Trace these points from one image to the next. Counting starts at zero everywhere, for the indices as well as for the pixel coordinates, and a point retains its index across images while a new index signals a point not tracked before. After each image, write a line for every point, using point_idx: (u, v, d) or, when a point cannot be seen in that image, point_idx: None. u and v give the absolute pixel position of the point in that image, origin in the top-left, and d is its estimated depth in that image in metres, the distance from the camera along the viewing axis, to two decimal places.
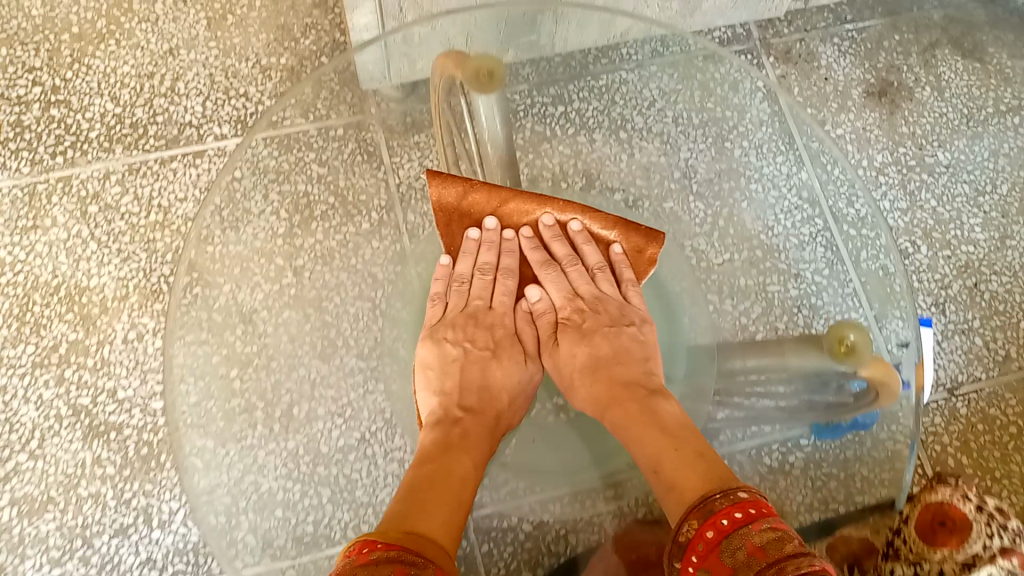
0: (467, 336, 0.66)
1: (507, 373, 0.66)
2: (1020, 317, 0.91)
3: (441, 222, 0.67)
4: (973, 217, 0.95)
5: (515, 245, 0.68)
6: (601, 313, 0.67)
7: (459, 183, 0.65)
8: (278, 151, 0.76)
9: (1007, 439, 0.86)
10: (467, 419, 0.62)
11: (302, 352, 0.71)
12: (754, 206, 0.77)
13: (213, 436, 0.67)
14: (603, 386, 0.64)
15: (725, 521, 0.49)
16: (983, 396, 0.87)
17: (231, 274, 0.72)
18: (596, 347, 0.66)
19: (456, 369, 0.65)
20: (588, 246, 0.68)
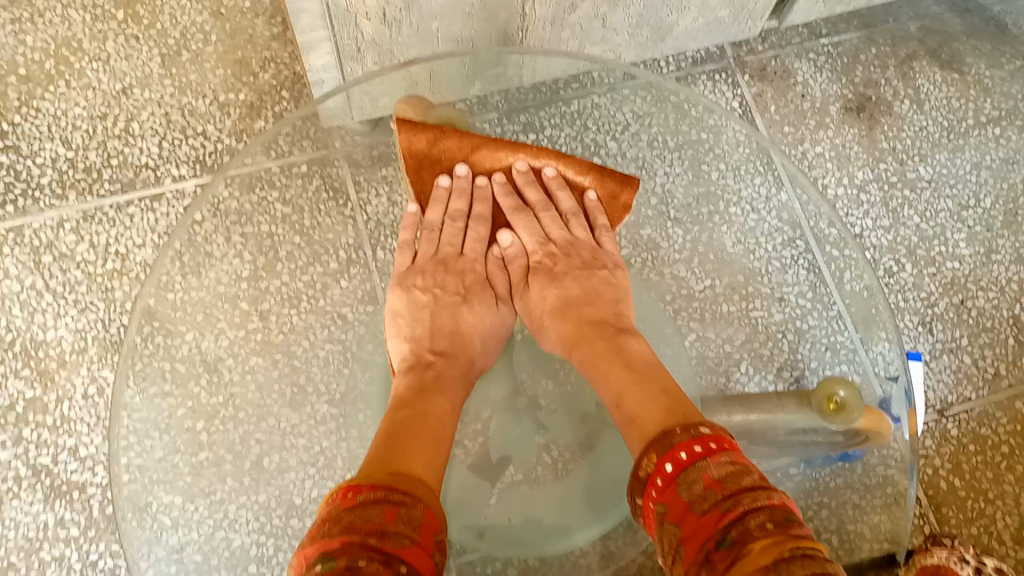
0: (439, 282, 0.63)
1: (479, 320, 0.63)
2: (1007, 334, 0.89)
3: (411, 167, 0.63)
4: (957, 233, 0.93)
5: (487, 191, 0.64)
6: (573, 256, 0.64)
7: (430, 129, 0.62)
8: (238, 190, 0.72)
9: (999, 459, 0.84)
10: (439, 362, 0.59)
11: (271, 401, 0.68)
12: (734, 229, 0.75)
13: (180, 491, 0.64)
14: (574, 328, 0.62)
15: (684, 454, 0.47)
16: (973, 416, 0.86)
17: (195, 321, 0.69)
18: (567, 289, 0.63)
19: (427, 314, 0.62)
20: (561, 192, 0.65)
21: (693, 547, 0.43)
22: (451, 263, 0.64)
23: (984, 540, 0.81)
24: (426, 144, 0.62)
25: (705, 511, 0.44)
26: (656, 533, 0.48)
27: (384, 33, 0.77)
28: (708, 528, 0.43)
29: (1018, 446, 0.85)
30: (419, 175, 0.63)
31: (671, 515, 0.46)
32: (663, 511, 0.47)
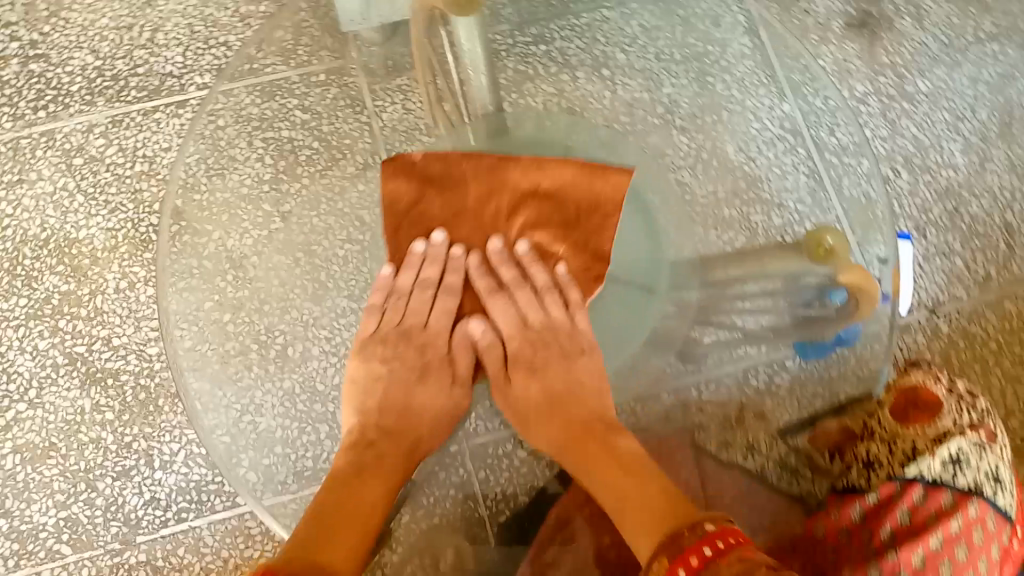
0: (396, 356, 0.67)
1: (436, 397, 0.66)
2: (999, 238, 0.94)
3: (389, 227, 0.67)
4: (952, 142, 0.97)
5: (460, 259, 0.66)
6: (547, 343, 0.67)
7: (415, 185, 0.66)
8: (260, 98, 0.76)
9: (988, 354, 0.90)
10: (381, 441, 0.64)
11: (294, 294, 0.72)
12: (737, 137, 0.77)
13: (210, 377, 0.69)
14: (555, 429, 0.65)
15: (706, 549, 0.51)
16: (964, 314, 0.92)
17: (220, 221, 0.73)
18: (549, 382, 0.66)
19: (382, 388, 0.66)
20: (538, 268, 0.67)
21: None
22: (414, 335, 0.67)
23: None
24: (408, 201, 0.66)
25: None
26: None
27: None
28: None
29: (1005, 344, 0.91)
30: (398, 234, 0.67)
31: None
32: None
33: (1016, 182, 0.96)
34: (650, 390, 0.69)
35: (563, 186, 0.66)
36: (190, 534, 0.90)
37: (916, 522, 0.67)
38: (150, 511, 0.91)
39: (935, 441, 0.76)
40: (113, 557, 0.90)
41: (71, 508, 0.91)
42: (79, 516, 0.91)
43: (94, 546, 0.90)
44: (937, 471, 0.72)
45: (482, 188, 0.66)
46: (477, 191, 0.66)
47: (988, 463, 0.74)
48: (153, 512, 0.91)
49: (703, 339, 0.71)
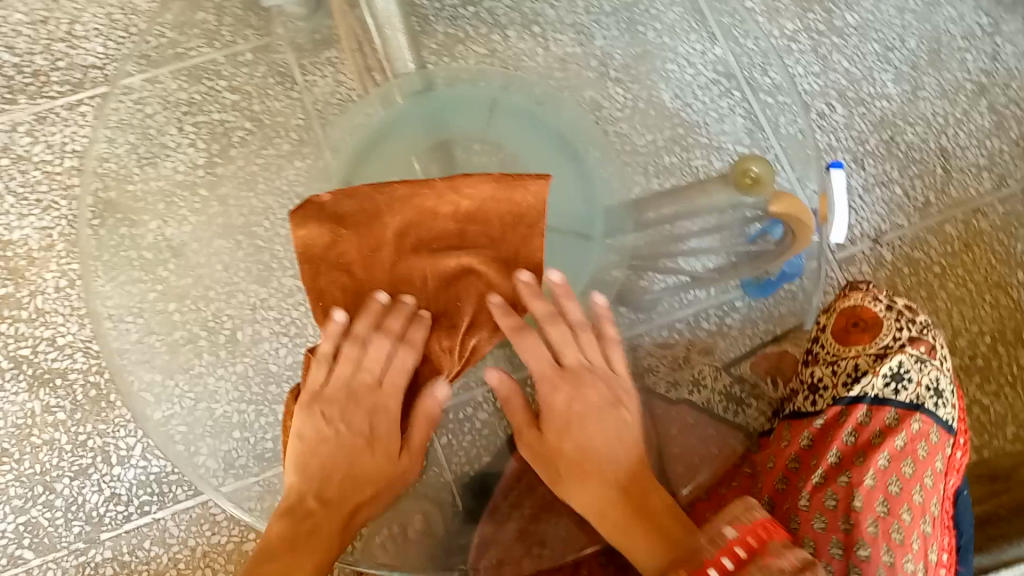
0: (345, 417, 0.62)
1: (382, 465, 0.62)
2: (936, 165, 0.99)
3: (308, 271, 0.60)
4: (884, 73, 1.01)
5: (408, 306, 0.61)
6: (575, 394, 0.63)
7: (330, 227, 0.59)
8: (187, 83, 0.75)
9: (932, 279, 0.97)
10: (320, 511, 0.61)
11: (239, 278, 0.70)
12: (672, 85, 0.76)
13: (160, 369, 0.69)
14: (581, 487, 0.62)
15: (727, 560, 0.56)
16: (907, 242, 0.97)
17: (157, 210, 0.71)
18: (587, 437, 0.62)
19: (326, 451, 0.62)
20: (571, 302, 0.64)
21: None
22: (363, 394, 0.63)
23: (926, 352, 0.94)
24: (324, 243, 0.59)
25: None
26: None
27: None
28: None
29: (947, 267, 0.97)
30: (318, 280, 0.61)
31: None
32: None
33: (949, 108, 1.01)
34: None
35: (483, 206, 0.59)
36: (156, 525, 0.94)
37: (860, 444, 0.72)
38: (111, 506, 0.94)
39: (878, 359, 0.76)
40: (79, 554, 0.93)
41: (30, 511, 0.93)
42: (39, 519, 0.93)
43: (58, 546, 0.93)
44: (879, 388, 0.74)
45: (398, 223, 0.59)
46: (394, 223, 0.59)
47: (930, 374, 0.75)
48: (115, 508, 0.94)
49: (652, 288, 0.70)
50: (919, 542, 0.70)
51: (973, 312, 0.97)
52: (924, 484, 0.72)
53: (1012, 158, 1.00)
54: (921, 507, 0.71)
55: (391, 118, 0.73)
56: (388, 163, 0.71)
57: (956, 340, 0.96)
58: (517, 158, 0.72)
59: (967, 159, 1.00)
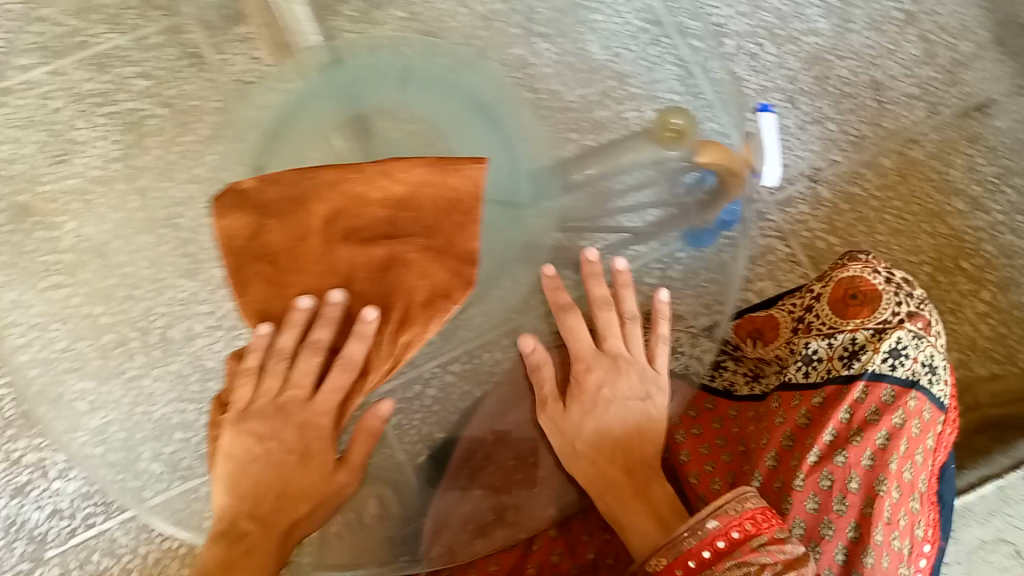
0: (275, 434, 0.57)
1: (317, 484, 0.58)
2: (868, 98, 0.99)
3: (232, 266, 0.57)
4: (813, 9, 1.00)
5: (334, 312, 0.56)
6: (610, 379, 0.63)
7: (251, 217, 0.56)
8: (91, 72, 0.73)
9: (871, 214, 0.98)
10: (255, 532, 0.58)
11: (166, 273, 0.68)
12: (600, 36, 0.74)
13: (93, 375, 0.67)
14: (583, 457, 0.63)
15: (706, 552, 0.60)
16: (844, 177, 0.98)
17: (72, 210, 0.68)
18: (607, 421, 0.63)
19: (257, 470, 0.57)
20: (628, 291, 0.64)
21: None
22: (294, 410, 0.57)
23: None
24: (246, 233, 0.56)
25: None
26: None
27: None
28: None
29: (883, 199, 0.98)
30: (240, 273, 0.57)
31: None
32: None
33: (880, 39, 1.00)
34: None
35: (415, 191, 0.55)
36: (103, 537, 0.94)
37: (855, 422, 0.72)
38: (55, 521, 0.94)
39: (877, 334, 0.73)
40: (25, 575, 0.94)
41: None
42: None
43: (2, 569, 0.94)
44: (876, 364, 0.72)
45: (325, 215, 0.55)
46: (320, 212, 0.55)
47: (925, 352, 0.73)
48: (58, 522, 0.94)
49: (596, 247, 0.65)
50: (906, 519, 0.71)
51: (913, 242, 0.97)
52: (914, 463, 0.72)
53: (943, 84, 1.00)
54: (909, 484, 0.72)
55: (293, 99, 0.67)
56: (297, 147, 0.65)
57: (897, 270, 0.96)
58: (433, 127, 0.66)
59: (900, 90, 1.00)
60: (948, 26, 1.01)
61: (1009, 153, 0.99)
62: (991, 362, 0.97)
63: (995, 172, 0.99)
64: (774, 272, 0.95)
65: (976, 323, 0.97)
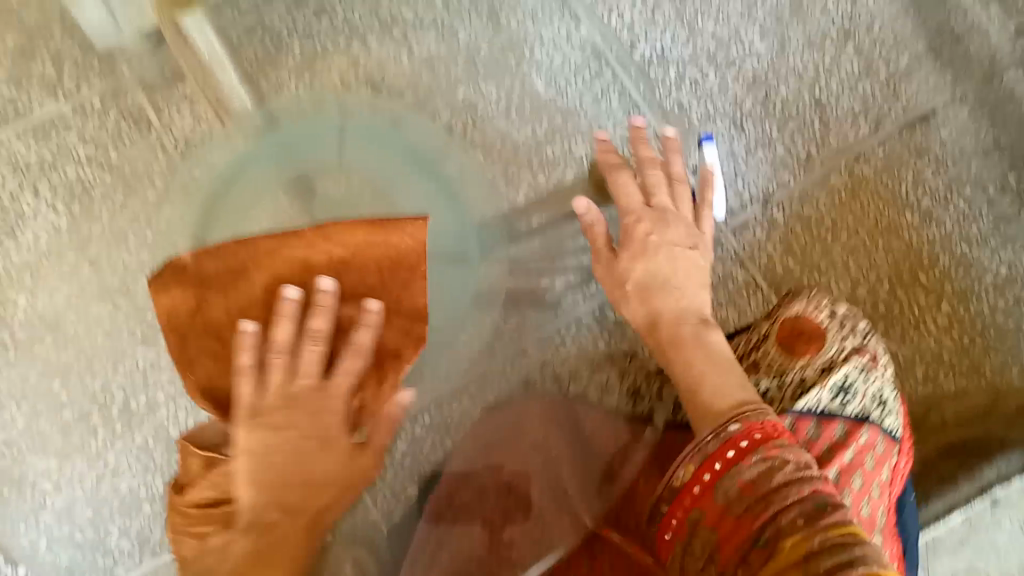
0: (296, 423, 0.48)
1: (340, 471, 0.49)
2: (813, 118, 0.88)
3: (171, 341, 0.48)
4: (750, 32, 0.89)
5: (329, 301, 0.48)
6: (661, 226, 0.60)
7: (189, 286, 0.48)
8: (35, 141, 0.70)
9: (825, 233, 0.86)
10: (284, 521, 0.47)
11: (124, 342, 0.67)
12: (544, 72, 0.73)
13: (54, 453, 0.66)
14: (638, 303, 0.60)
15: (728, 454, 0.49)
16: (795, 199, 0.86)
17: (23, 284, 0.67)
18: (656, 267, 0.60)
19: (281, 463, 0.47)
20: (676, 157, 0.64)
21: (726, 548, 0.46)
22: (310, 402, 0.48)
23: None
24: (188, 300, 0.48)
25: (739, 516, 0.46)
26: (684, 542, 0.50)
27: None
28: (741, 532, 0.45)
29: (838, 216, 0.86)
30: (183, 352, 0.48)
31: (707, 521, 0.48)
32: (698, 511, 0.49)
33: (818, 57, 0.89)
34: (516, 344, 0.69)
35: (357, 251, 0.49)
36: None
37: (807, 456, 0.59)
38: None
39: (824, 371, 0.62)
40: None
41: None
42: None
43: None
44: (826, 402, 0.61)
45: (284, 263, 0.49)
46: (266, 274, 0.49)
47: (873, 386, 0.63)
48: None
49: (554, 286, 0.71)
50: None
51: (868, 259, 0.86)
52: (872, 497, 0.60)
53: (885, 99, 0.89)
54: (870, 521, 0.59)
55: (235, 163, 0.63)
56: (242, 200, 0.61)
57: (857, 291, 0.85)
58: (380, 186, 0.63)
59: (842, 107, 0.88)
60: (884, 39, 0.90)
61: (953, 162, 0.88)
62: (955, 375, 0.84)
63: (943, 183, 0.88)
64: (735, 299, 0.82)
65: (937, 336, 0.85)
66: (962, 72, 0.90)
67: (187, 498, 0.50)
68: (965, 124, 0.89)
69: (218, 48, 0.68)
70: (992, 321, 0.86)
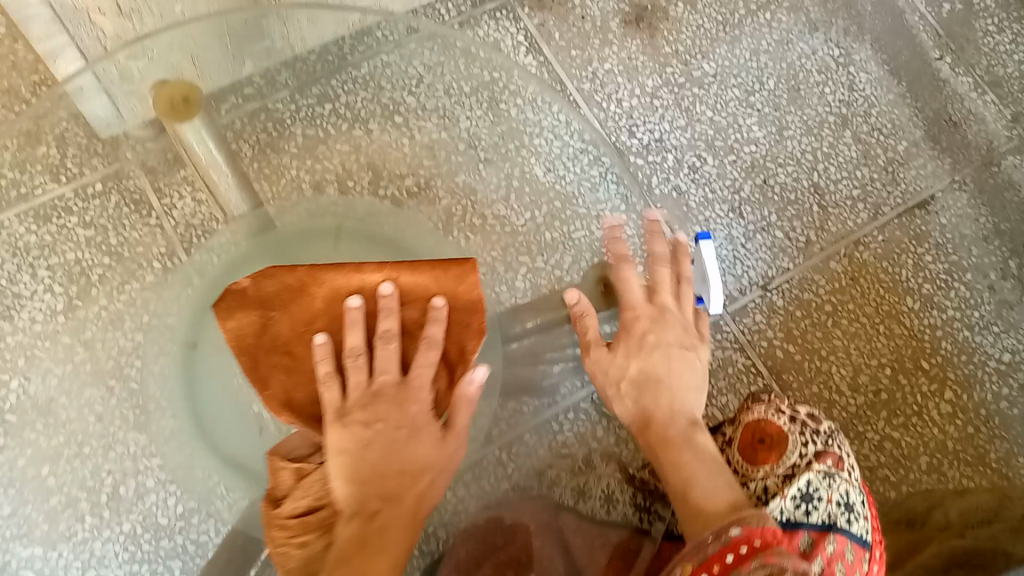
0: (382, 417, 0.53)
1: (430, 454, 0.54)
2: (811, 203, 0.89)
3: (245, 364, 0.53)
4: (748, 117, 0.92)
5: (391, 304, 0.52)
6: (657, 327, 0.62)
7: (254, 311, 0.53)
8: (37, 224, 0.71)
9: (825, 318, 0.86)
10: (387, 509, 0.52)
11: (115, 428, 0.66)
12: (543, 159, 0.72)
13: (39, 542, 0.63)
14: (630, 398, 0.62)
15: (729, 558, 0.52)
16: (795, 284, 0.86)
17: (16, 367, 0.66)
18: (651, 364, 0.62)
19: (374, 454, 0.52)
20: (686, 258, 0.64)
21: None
22: (390, 395, 0.53)
23: (827, 394, 0.83)
24: (256, 325, 0.53)
25: None
26: None
27: (125, 26, 0.68)
28: None
29: (838, 303, 0.87)
30: (256, 371, 0.53)
31: None
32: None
33: (816, 143, 0.92)
34: (512, 432, 0.67)
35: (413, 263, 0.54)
36: None
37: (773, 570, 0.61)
38: None
39: (786, 479, 0.63)
40: None
41: None
42: None
43: None
44: (789, 511, 0.61)
45: (341, 280, 0.53)
46: (323, 293, 0.53)
47: (840, 493, 0.62)
48: None
49: (552, 371, 0.68)
50: None
51: (870, 345, 0.86)
52: None
53: (884, 185, 0.91)
54: None
55: (236, 257, 0.65)
56: None
57: (859, 377, 0.85)
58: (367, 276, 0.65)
59: (841, 193, 0.90)
60: (881, 126, 0.94)
61: (954, 249, 0.90)
62: (960, 464, 0.83)
63: (944, 269, 0.89)
64: (734, 385, 0.82)
65: (941, 424, 0.84)
66: (962, 158, 0.93)
67: (283, 510, 0.53)
68: (965, 210, 0.92)
69: (218, 155, 0.71)
70: (996, 409, 0.86)
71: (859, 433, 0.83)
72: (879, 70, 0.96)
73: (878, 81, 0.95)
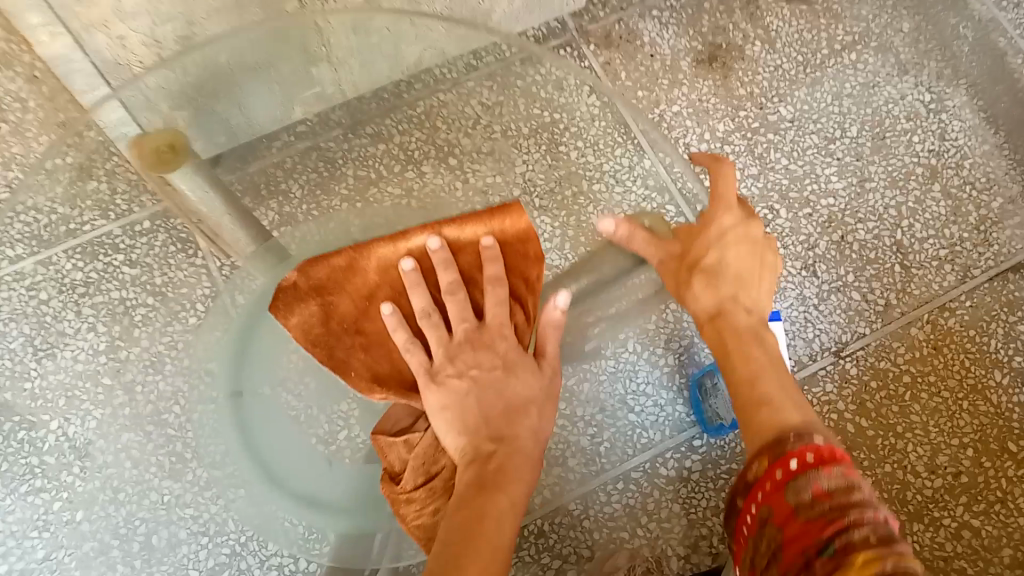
0: (472, 364, 0.52)
1: (533, 387, 0.52)
2: (893, 261, 0.84)
3: (322, 354, 0.53)
4: (827, 167, 0.86)
5: (444, 256, 0.53)
6: (745, 224, 0.55)
7: (313, 298, 0.54)
8: (83, 260, 0.70)
9: (903, 390, 0.80)
10: (500, 449, 0.49)
11: (150, 475, 0.65)
12: (604, 208, 0.67)
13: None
14: (704, 291, 0.54)
15: (794, 462, 0.44)
16: (871, 351, 0.81)
17: (57, 408, 0.64)
18: (736, 260, 0.54)
19: (477, 401, 0.51)
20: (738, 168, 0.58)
21: (791, 553, 0.40)
22: (472, 342, 0.52)
23: (901, 475, 0.77)
24: (317, 312, 0.54)
25: (810, 519, 0.40)
26: (752, 543, 0.44)
27: None
28: (811, 535, 0.39)
29: (918, 375, 0.80)
30: (333, 358, 0.54)
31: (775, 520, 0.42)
32: (765, 511, 0.43)
33: (901, 198, 0.86)
34: None
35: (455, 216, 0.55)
36: None
37: None
38: None
39: None
40: None
41: None
42: None
43: None
44: None
45: (388, 249, 0.53)
46: (374, 265, 0.54)
47: None
48: None
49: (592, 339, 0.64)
50: None
51: (951, 423, 0.79)
52: None
53: (975, 246, 0.85)
54: None
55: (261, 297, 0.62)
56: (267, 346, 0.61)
57: (938, 458, 0.78)
58: None
59: (926, 253, 0.84)
60: (974, 180, 0.87)
61: None
62: None
63: None
64: None
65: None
66: None
67: (406, 485, 0.54)
68: None
69: (215, 201, 0.67)
70: None
71: (934, 517, 0.75)
72: (973, 118, 0.90)
73: (972, 130, 0.89)
